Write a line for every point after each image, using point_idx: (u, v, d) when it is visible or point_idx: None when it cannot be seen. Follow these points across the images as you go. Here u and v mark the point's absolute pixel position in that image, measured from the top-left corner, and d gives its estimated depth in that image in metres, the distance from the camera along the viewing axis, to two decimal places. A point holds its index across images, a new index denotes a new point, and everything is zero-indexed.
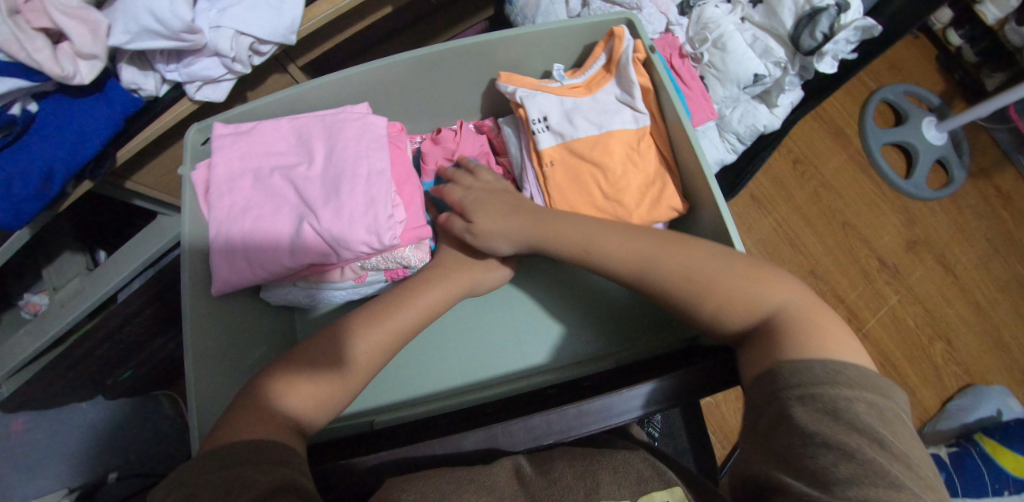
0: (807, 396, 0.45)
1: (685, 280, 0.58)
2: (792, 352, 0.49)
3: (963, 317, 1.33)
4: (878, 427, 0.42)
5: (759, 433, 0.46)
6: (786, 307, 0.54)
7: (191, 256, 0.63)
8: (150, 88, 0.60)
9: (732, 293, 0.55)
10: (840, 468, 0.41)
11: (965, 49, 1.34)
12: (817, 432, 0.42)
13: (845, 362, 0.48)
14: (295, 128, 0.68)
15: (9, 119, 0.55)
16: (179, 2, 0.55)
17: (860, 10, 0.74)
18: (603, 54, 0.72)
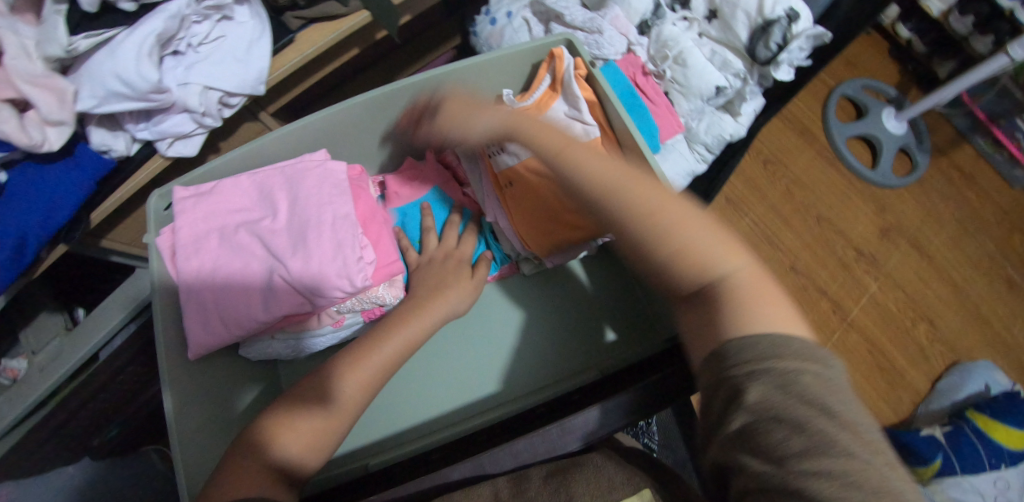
0: (756, 371, 0.44)
1: (651, 213, 0.53)
2: (737, 327, 0.48)
3: (942, 297, 1.36)
4: (828, 397, 0.42)
5: (710, 412, 0.46)
6: (737, 273, 0.51)
7: (162, 317, 0.62)
8: (121, 148, 0.60)
9: (694, 241, 0.52)
10: (791, 439, 0.40)
11: (914, 41, 1.39)
12: (768, 405, 0.42)
13: (766, 332, 0.47)
14: (256, 183, 0.69)
15: None
16: (145, 62, 0.54)
17: (809, 19, 0.77)
18: (547, 75, 0.74)
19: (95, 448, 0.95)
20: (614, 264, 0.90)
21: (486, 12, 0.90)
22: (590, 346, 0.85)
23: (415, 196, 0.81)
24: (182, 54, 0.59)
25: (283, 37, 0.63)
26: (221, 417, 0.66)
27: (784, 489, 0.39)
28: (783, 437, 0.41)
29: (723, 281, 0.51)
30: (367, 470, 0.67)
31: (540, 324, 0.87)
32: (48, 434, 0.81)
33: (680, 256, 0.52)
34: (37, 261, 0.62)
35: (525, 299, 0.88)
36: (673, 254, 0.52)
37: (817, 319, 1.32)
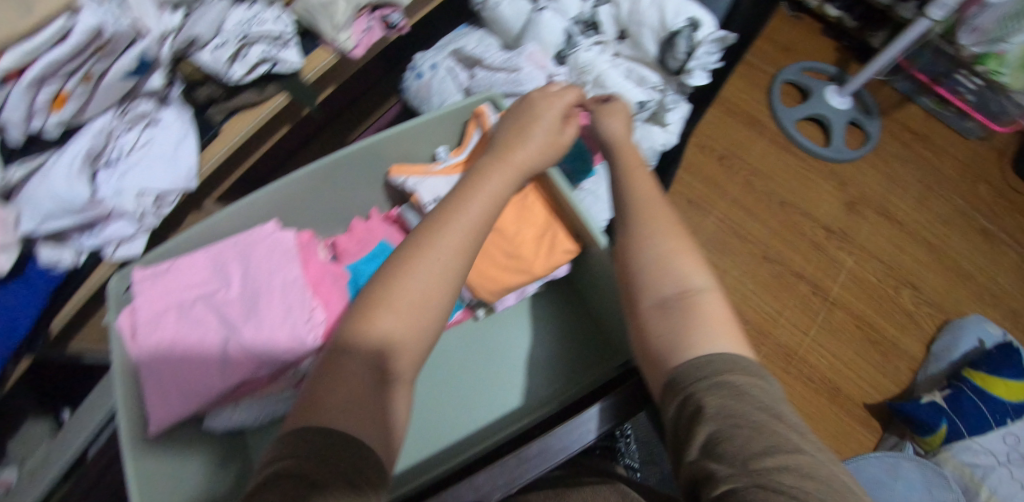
0: (712, 384, 0.48)
1: (645, 225, 0.63)
2: (699, 345, 0.52)
3: (920, 260, 1.35)
4: (775, 404, 0.47)
5: (676, 429, 0.48)
6: (705, 289, 0.59)
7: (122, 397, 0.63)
8: (69, 260, 0.63)
9: (672, 255, 0.61)
10: (752, 443, 0.43)
11: (843, 18, 1.43)
12: (729, 417, 0.45)
13: (719, 352, 0.51)
14: (210, 258, 0.71)
15: None
16: (77, 180, 0.57)
17: (712, 23, 0.79)
18: (476, 132, 0.78)
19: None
20: (568, 294, 0.89)
21: (412, 68, 0.94)
22: (560, 374, 0.84)
23: (364, 252, 0.80)
24: (113, 165, 0.63)
25: (207, 132, 0.67)
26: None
27: (752, 490, 0.40)
28: (745, 443, 0.43)
29: (696, 294, 0.58)
30: None
31: (503, 360, 0.84)
32: None
33: (658, 269, 0.60)
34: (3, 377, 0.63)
35: (489, 336, 0.85)
36: (650, 273, 0.60)
37: (799, 304, 1.31)
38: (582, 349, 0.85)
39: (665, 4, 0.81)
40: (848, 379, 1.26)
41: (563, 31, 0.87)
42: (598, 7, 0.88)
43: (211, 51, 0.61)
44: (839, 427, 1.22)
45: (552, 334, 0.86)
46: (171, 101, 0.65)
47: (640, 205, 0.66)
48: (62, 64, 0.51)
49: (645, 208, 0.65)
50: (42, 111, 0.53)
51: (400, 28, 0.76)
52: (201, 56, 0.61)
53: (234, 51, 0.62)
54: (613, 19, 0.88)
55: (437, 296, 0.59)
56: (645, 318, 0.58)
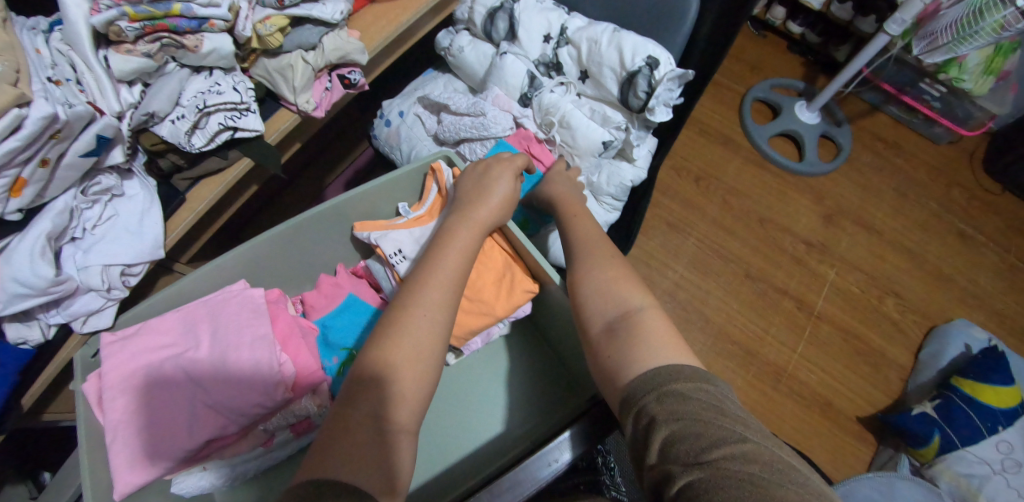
0: (663, 394, 0.51)
1: (592, 256, 0.68)
2: (644, 360, 0.55)
3: (902, 268, 1.30)
4: (720, 402, 0.50)
5: (636, 440, 0.50)
6: (644, 307, 0.62)
7: (91, 460, 0.64)
8: (37, 336, 0.62)
9: (615, 279, 0.65)
10: (703, 436, 0.46)
11: (807, 34, 1.45)
12: (680, 419, 0.48)
13: (665, 364, 0.54)
14: (180, 318, 0.71)
15: None
16: (40, 262, 0.57)
17: (670, 61, 0.81)
18: (433, 186, 0.80)
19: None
20: (534, 335, 0.89)
21: (381, 116, 0.97)
22: (537, 410, 0.84)
23: (333, 305, 0.80)
24: (78, 239, 0.63)
25: (173, 200, 0.68)
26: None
27: (707, 479, 0.43)
28: (695, 440, 0.46)
29: (637, 312, 0.61)
30: None
31: (474, 404, 0.84)
32: None
33: (602, 296, 0.63)
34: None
35: (465, 380, 0.86)
36: (598, 302, 0.63)
37: (783, 319, 1.25)
38: (552, 390, 0.85)
39: (623, 45, 0.82)
40: (840, 393, 1.19)
41: (526, 73, 0.88)
42: (559, 49, 0.89)
43: (171, 123, 0.63)
44: (833, 445, 1.14)
45: (523, 376, 0.86)
46: (134, 172, 0.66)
47: (588, 244, 0.70)
48: (16, 153, 0.51)
49: (589, 244, 0.70)
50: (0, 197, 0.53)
51: (360, 85, 0.78)
52: (161, 129, 0.63)
53: (192, 124, 0.63)
54: (574, 61, 0.89)
55: (430, 349, 0.60)
56: (596, 343, 0.61)
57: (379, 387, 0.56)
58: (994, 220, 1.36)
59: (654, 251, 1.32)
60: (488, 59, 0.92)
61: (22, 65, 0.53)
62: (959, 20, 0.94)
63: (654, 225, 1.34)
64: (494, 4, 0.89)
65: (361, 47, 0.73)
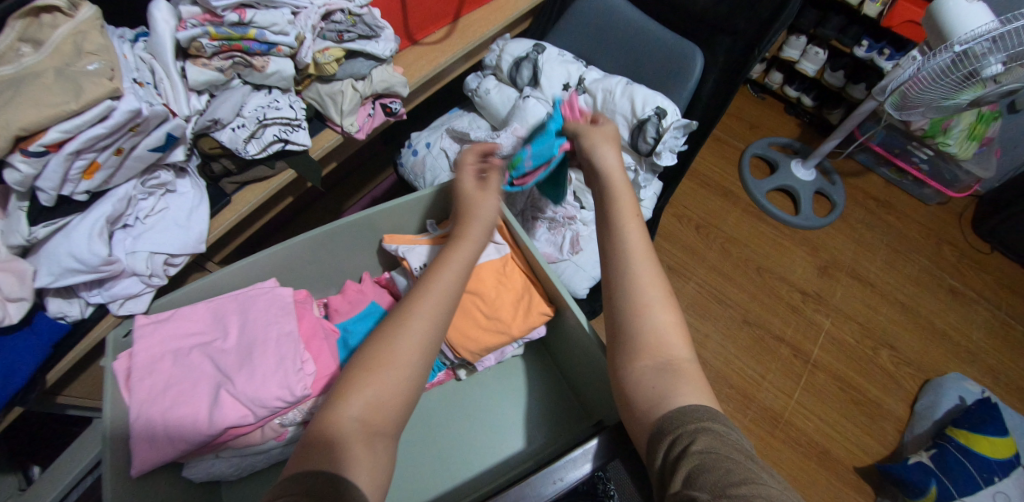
0: (699, 429, 0.54)
1: (632, 269, 0.67)
2: (682, 395, 0.59)
3: (896, 321, 1.34)
4: (748, 446, 0.54)
5: (663, 471, 0.53)
6: (691, 360, 0.63)
7: (111, 441, 0.65)
8: (76, 312, 0.67)
9: (654, 303, 0.65)
10: (732, 473, 0.49)
11: (804, 97, 1.56)
12: (713, 452, 0.51)
13: (701, 403, 0.58)
14: (211, 309, 0.75)
15: None
16: (96, 241, 0.63)
17: (675, 112, 0.90)
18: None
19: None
20: (544, 357, 0.92)
21: (409, 146, 1.05)
22: (543, 426, 0.86)
23: (354, 311, 0.84)
24: (130, 227, 0.68)
25: (220, 201, 0.74)
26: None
27: None
28: (725, 474, 0.49)
29: (685, 363, 0.62)
30: None
31: (484, 418, 0.86)
32: None
33: (640, 319, 0.65)
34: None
35: (479, 391, 0.88)
36: (643, 334, 0.64)
37: (779, 365, 1.28)
38: (559, 409, 0.88)
39: (635, 96, 0.91)
40: (836, 442, 1.19)
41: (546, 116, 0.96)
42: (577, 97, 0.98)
43: (231, 131, 0.70)
44: (833, 493, 1.14)
45: (533, 391, 0.89)
46: (189, 172, 0.72)
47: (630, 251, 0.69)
48: (98, 140, 0.58)
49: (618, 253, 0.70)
50: (75, 177, 0.60)
51: (400, 114, 0.86)
52: (221, 135, 0.70)
53: (250, 133, 0.70)
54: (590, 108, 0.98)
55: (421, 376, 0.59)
56: (634, 369, 0.63)
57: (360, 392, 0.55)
58: (985, 278, 1.41)
59: None
60: (511, 101, 1.00)
61: (115, 65, 0.61)
62: (933, 72, 0.90)
63: None
64: (521, 54, 0.99)
65: (404, 81, 0.82)
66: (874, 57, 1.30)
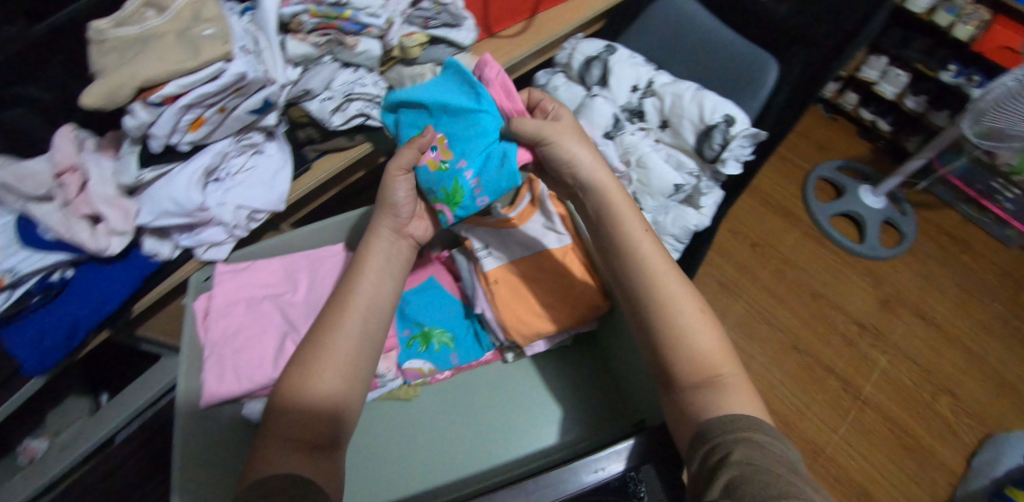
0: (740, 439, 0.54)
1: (657, 284, 0.67)
2: (725, 407, 0.59)
3: (959, 367, 1.27)
4: (791, 460, 0.53)
5: (699, 477, 0.53)
6: (730, 377, 0.63)
7: (187, 374, 0.73)
8: (166, 252, 0.75)
9: (686, 320, 0.65)
10: (771, 485, 0.48)
11: (879, 121, 1.49)
12: (752, 463, 0.51)
13: (743, 414, 0.58)
14: (284, 265, 0.82)
15: (47, 284, 0.70)
16: (193, 189, 0.70)
17: (745, 121, 0.90)
18: (527, 194, 0.84)
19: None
20: (591, 352, 0.92)
21: None
22: (581, 418, 0.86)
23: (415, 284, 0.90)
24: (222, 181, 0.75)
25: (302, 166, 0.80)
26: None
27: None
28: (764, 487, 0.47)
29: (726, 379, 0.62)
30: None
31: (520, 405, 0.87)
32: None
33: (671, 335, 0.64)
34: (84, 344, 0.75)
35: (521, 377, 0.90)
36: (686, 359, 0.63)
37: (825, 397, 1.24)
38: (600, 402, 0.87)
39: (704, 102, 0.91)
40: (879, 485, 1.14)
41: (612, 116, 0.97)
42: (644, 99, 0.99)
43: (320, 101, 0.75)
44: None
45: (575, 381, 0.89)
46: (276, 136, 0.78)
47: (651, 276, 0.67)
48: (207, 97, 0.64)
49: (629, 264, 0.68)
50: (183, 129, 0.66)
51: None
52: (311, 105, 0.76)
53: (337, 105, 0.76)
54: (657, 110, 0.98)
55: (335, 394, 0.60)
56: (677, 375, 0.63)
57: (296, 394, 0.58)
58: None
59: None
60: (579, 98, 1.02)
61: (227, 30, 0.66)
62: None
63: (704, 282, 1.38)
64: (593, 53, 1.01)
65: None
66: (962, 83, 1.24)
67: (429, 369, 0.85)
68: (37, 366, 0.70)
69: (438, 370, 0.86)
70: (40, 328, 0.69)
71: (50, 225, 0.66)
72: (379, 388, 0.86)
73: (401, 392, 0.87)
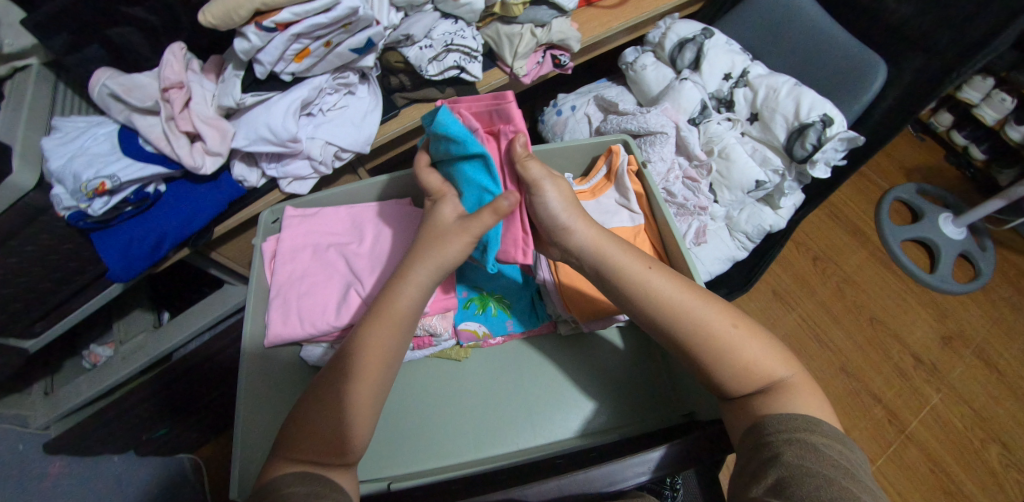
0: (792, 439, 0.52)
1: (682, 317, 0.61)
2: (782, 406, 0.57)
3: (1017, 417, 1.20)
4: (850, 464, 0.50)
5: (746, 472, 0.52)
6: (785, 382, 0.59)
7: (254, 311, 0.75)
8: (253, 180, 0.79)
9: (719, 351, 0.60)
10: (821, 490, 0.47)
11: (971, 147, 1.41)
12: (802, 466, 0.49)
13: (800, 414, 0.55)
14: (351, 215, 0.80)
15: (144, 195, 0.73)
16: (288, 119, 0.72)
17: (843, 123, 0.85)
18: (604, 167, 0.84)
19: (143, 443, 1.05)
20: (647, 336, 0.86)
21: (555, 106, 1.08)
22: (630, 403, 0.82)
23: None
24: (313, 115, 0.77)
25: (391, 111, 0.82)
26: (256, 425, 0.68)
27: None
28: (812, 490, 0.47)
29: (782, 383, 0.59)
30: (390, 487, 0.69)
31: (565, 385, 0.83)
32: (111, 417, 0.94)
33: (713, 358, 0.60)
34: (165, 259, 0.79)
35: (570, 355, 0.85)
36: (733, 375, 0.59)
37: (866, 424, 1.20)
38: (652, 390, 0.82)
39: (802, 98, 0.87)
40: None
41: (699, 102, 0.93)
42: (736, 89, 0.95)
43: (419, 48, 0.76)
44: None
45: (628, 361, 0.84)
46: (369, 80, 0.80)
47: (673, 315, 0.62)
48: (317, 28, 0.65)
49: (642, 303, 0.63)
50: (288, 58, 0.68)
51: (565, 68, 0.90)
52: (409, 50, 0.77)
53: (435, 54, 0.76)
54: (748, 102, 0.95)
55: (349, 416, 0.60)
56: (724, 383, 0.59)
57: (314, 399, 0.60)
58: None
59: (750, 311, 1.32)
60: (667, 81, 0.99)
61: None
62: None
63: (758, 289, 1.35)
64: (688, 35, 0.98)
65: (578, 36, 0.85)
66: None
67: (483, 333, 0.83)
68: (125, 272, 0.75)
69: (491, 335, 0.84)
70: (129, 237, 0.74)
71: (154, 139, 0.71)
72: (434, 346, 0.83)
73: (453, 352, 0.85)
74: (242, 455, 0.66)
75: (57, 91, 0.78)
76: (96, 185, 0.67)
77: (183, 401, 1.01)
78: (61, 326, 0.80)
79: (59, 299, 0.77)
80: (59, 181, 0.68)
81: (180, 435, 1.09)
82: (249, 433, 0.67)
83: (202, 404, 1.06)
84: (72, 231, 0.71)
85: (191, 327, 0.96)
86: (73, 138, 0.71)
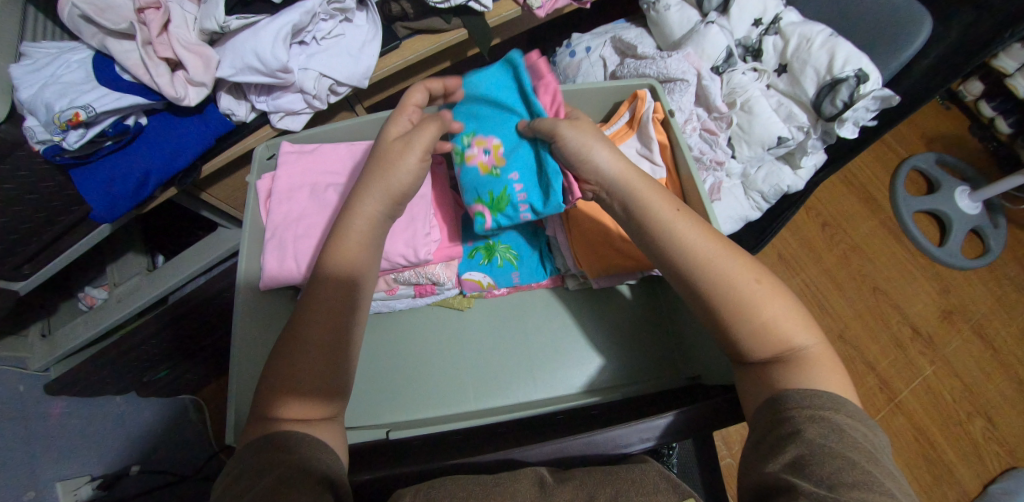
0: (815, 417, 0.50)
1: (704, 263, 0.58)
2: (804, 380, 0.54)
3: (1006, 394, 1.20)
4: (874, 448, 0.48)
5: (764, 446, 0.50)
6: (806, 350, 0.56)
7: (248, 251, 0.72)
8: (241, 113, 0.74)
9: (741, 305, 0.57)
10: (843, 473, 0.45)
11: (998, 120, 1.34)
12: (824, 444, 0.47)
13: (822, 389, 0.53)
14: (351, 152, 0.75)
15: (124, 128, 0.68)
16: (280, 46, 0.66)
17: (878, 80, 0.79)
18: (627, 112, 0.78)
19: (143, 386, 1.05)
20: (656, 297, 0.84)
21: (568, 46, 1.00)
22: (629, 363, 0.80)
23: None
24: (306, 44, 0.71)
25: (392, 43, 0.76)
26: (250, 371, 0.67)
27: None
28: (834, 470, 0.45)
29: (803, 351, 0.56)
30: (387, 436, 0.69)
31: (566, 340, 0.81)
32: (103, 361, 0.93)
33: (734, 315, 0.57)
34: (151, 198, 0.75)
35: (576, 311, 0.83)
36: (754, 331, 0.56)
37: (859, 391, 1.21)
38: (656, 350, 0.81)
39: (837, 50, 0.80)
40: None
41: (726, 48, 0.86)
42: (766, 36, 0.89)
43: None
44: None
45: (633, 320, 0.82)
46: (369, 6, 0.74)
47: (692, 262, 0.59)
48: None
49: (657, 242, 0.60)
50: None
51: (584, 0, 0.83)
52: None
53: None
54: (777, 52, 0.88)
55: (325, 370, 0.56)
56: (744, 346, 0.57)
57: (302, 345, 0.56)
58: None
59: None
60: (690, 25, 0.90)
61: None
62: None
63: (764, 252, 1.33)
64: None
65: None
66: None
67: (488, 284, 0.80)
68: (108, 213, 0.70)
69: (495, 286, 0.81)
70: (111, 175, 0.69)
71: (130, 66, 0.65)
72: (436, 294, 0.80)
73: (454, 301, 0.83)
74: (238, 404, 0.64)
75: (27, 13, 0.71)
76: (70, 116, 0.61)
77: (176, 346, 1.00)
78: (48, 267, 0.77)
79: (43, 241, 0.73)
80: (32, 112, 0.63)
81: (177, 377, 1.09)
82: (242, 383, 0.65)
83: (196, 349, 1.05)
84: (48, 167, 0.66)
85: (185, 272, 0.92)
86: (43, 65, 0.65)
